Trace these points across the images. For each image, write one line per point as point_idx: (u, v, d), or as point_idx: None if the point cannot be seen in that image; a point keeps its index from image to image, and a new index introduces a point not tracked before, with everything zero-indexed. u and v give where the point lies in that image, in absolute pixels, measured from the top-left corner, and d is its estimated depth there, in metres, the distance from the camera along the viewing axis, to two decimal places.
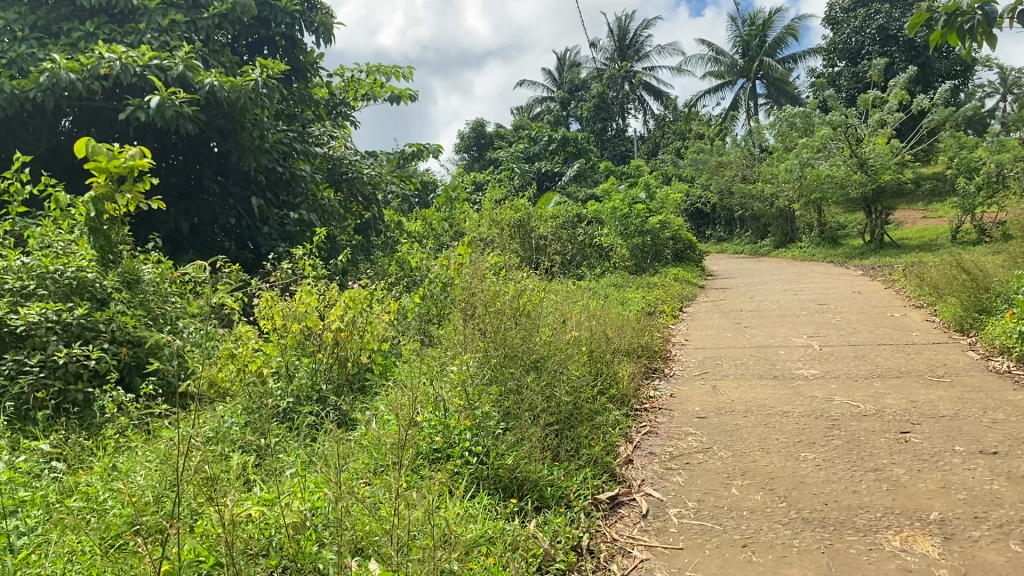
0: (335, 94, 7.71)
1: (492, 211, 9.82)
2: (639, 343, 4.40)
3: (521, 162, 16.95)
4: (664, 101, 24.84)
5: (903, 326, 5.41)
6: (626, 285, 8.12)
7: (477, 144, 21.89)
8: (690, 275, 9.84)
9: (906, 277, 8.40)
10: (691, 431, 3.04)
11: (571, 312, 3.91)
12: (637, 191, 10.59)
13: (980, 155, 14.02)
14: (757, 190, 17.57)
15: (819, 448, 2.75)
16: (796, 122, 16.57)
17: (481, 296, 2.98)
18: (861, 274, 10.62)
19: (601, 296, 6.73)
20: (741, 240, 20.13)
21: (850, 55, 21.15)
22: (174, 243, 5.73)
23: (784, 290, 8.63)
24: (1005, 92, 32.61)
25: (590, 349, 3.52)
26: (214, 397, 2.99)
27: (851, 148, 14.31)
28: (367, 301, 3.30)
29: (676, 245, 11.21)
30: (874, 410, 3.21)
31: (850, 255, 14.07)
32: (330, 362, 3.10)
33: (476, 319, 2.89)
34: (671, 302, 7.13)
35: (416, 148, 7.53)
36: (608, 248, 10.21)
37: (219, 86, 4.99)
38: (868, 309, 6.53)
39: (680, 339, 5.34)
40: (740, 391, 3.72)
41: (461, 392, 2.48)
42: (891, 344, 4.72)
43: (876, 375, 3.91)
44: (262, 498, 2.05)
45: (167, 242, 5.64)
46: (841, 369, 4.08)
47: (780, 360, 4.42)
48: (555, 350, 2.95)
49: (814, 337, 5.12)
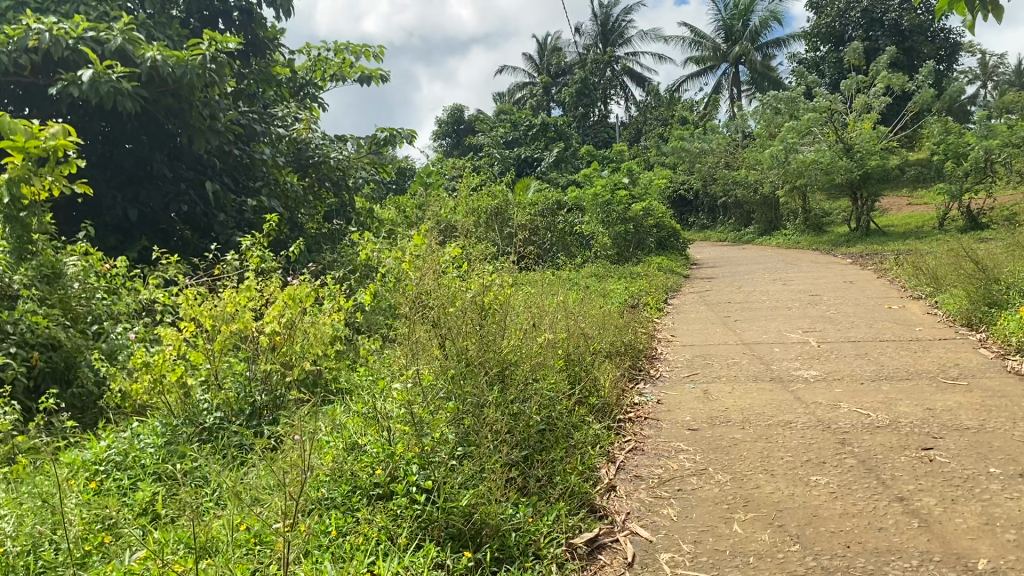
0: (300, 74, 7.25)
1: (468, 198, 9.43)
2: (621, 341, 4.02)
3: (501, 148, 16.60)
4: (646, 87, 24.46)
5: (905, 320, 5.05)
6: (608, 275, 7.77)
7: (457, 129, 21.48)
8: (674, 264, 9.49)
9: (899, 266, 8.06)
10: (682, 447, 2.65)
11: (545, 310, 3.51)
12: (620, 176, 10.20)
13: (968, 141, 13.73)
14: (741, 176, 17.26)
15: (831, 470, 2.38)
16: (781, 106, 16.24)
17: (439, 292, 2.56)
18: (850, 262, 10.31)
19: (581, 289, 6.35)
20: (724, 228, 19.87)
21: (835, 39, 20.76)
22: (123, 232, 5.31)
23: (773, 281, 8.27)
24: (987, 81, 32.41)
25: (568, 352, 3.12)
26: (133, 413, 2.60)
27: (838, 133, 14.04)
28: (310, 297, 2.88)
29: (659, 233, 10.86)
30: (887, 421, 2.84)
31: (836, 243, 13.79)
32: (266, 370, 2.69)
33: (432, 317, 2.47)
34: (654, 294, 6.77)
35: (388, 132, 7.09)
36: (589, 235, 9.83)
37: (162, 59, 4.51)
38: (862, 300, 6.19)
39: (666, 336, 4.94)
40: (739, 398, 3.31)
41: (411, 411, 2.08)
42: (894, 340, 4.36)
43: (883, 376, 3.55)
44: (155, 551, 1.66)
45: (112, 232, 5.22)
46: (845, 370, 3.70)
47: (776, 359, 4.05)
48: (526, 357, 2.55)
49: (810, 332, 4.76)
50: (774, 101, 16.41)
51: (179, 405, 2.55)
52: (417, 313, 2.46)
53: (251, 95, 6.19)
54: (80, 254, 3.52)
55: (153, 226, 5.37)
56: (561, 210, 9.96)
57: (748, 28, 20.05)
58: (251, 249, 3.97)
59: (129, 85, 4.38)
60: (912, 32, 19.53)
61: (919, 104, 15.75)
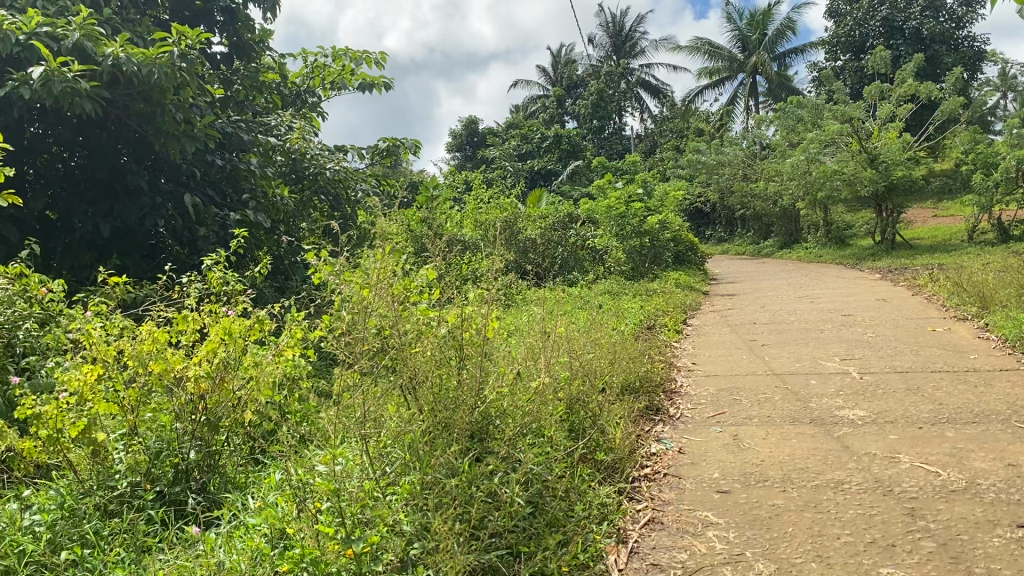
0: (295, 82, 6.81)
1: (476, 212, 8.98)
2: (636, 374, 3.50)
3: (512, 161, 16.23)
4: (661, 98, 23.98)
5: (955, 346, 4.50)
6: (622, 293, 7.27)
7: (469, 142, 21.09)
8: (692, 280, 8.98)
9: (935, 282, 7.52)
10: (710, 518, 2.14)
11: (545, 340, 3.00)
12: (635, 187, 9.71)
13: (998, 150, 13.14)
14: (759, 188, 16.74)
15: (906, 557, 1.84)
16: (802, 116, 15.70)
17: (406, 329, 2.05)
18: (879, 277, 9.74)
19: (593, 311, 5.85)
20: (743, 240, 19.37)
21: (856, 48, 20.18)
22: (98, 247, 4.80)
23: (799, 298, 7.76)
24: (1008, 92, 31.81)
25: (571, 396, 2.61)
26: (35, 478, 2.13)
27: (861, 143, 13.34)
28: (256, 331, 2.38)
29: (677, 246, 10.36)
30: (963, 483, 2.31)
31: (861, 256, 13.23)
32: (197, 424, 2.19)
33: (388, 359, 1.98)
34: (673, 314, 6.26)
35: (389, 142, 6.63)
36: (603, 250, 9.35)
37: (125, 58, 4.01)
38: (900, 321, 5.64)
39: (686, 364, 4.42)
40: (776, 447, 2.78)
41: (342, 501, 1.60)
42: (948, 371, 3.82)
43: (945, 419, 3.01)
44: None
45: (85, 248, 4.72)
46: (898, 410, 3.17)
47: (813, 395, 3.52)
48: (513, 409, 2.06)
49: (849, 361, 4.22)
50: (794, 111, 15.88)
51: (88, 466, 2.07)
52: (363, 352, 1.96)
53: (239, 102, 5.72)
54: (11, 275, 3.02)
55: (128, 241, 4.85)
56: (574, 223, 9.47)
57: (765, 38, 19.50)
58: (213, 269, 3.50)
59: (87, 84, 3.88)
60: (935, 40, 18.91)
61: (945, 113, 15.15)
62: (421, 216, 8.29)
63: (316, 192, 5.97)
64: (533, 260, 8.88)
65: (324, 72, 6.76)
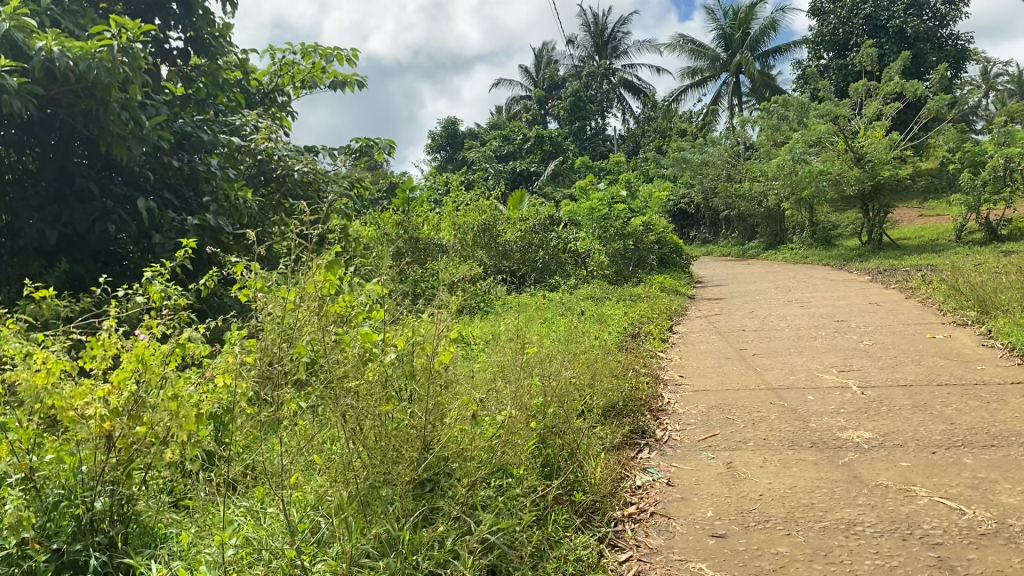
0: (264, 80, 6.44)
1: (453, 215, 8.67)
2: (620, 394, 3.19)
3: (493, 162, 15.93)
4: (644, 98, 23.73)
5: (959, 355, 4.23)
6: (604, 299, 6.98)
7: (450, 143, 20.77)
8: (678, 284, 8.69)
9: (929, 285, 7.26)
10: (705, 570, 1.86)
11: (510, 359, 2.70)
12: (618, 188, 9.41)
13: (986, 148, 12.94)
14: (744, 189, 16.52)
15: None
16: (787, 115, 15.46)
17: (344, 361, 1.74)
18: (869, 279, 9.49)
19: (573, 320, 5.55)
20: (727, 241, 19.15)
21: (839, 47, 20.00)
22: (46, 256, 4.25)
23: (789, 302, 7.49)
24: (990, 91, 31.88)
25: (538, 426, 2.31)
26: None
27: (847, 142, 13.11)
28: (176, 357, 2.04)
29: (662, 248, 10.08)
30: (994, 525, 2.01)
31: (847, 257, 12.99)
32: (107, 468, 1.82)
33: (322, 395, 1.71)
34: (658, 320, 5.96)
35: (363, 142, 6.30)
36: (584, 254, 9.07)
37: (58, 51, 3.61)
38: (895, 327, 5.37)
39: (673, 377, 4.12)
40: (776, 478, 2.49)
41: None
42: (956, 385, 3.53)
43: (960, 442, 2.72)
44: None
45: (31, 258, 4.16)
46: (907, 432, 2.88)
47: (812, 414, 3.23)
48: (470, 454, 1.79)
49: (847, 373, 3.94)
50: (779, 110, 15.67)
51: None
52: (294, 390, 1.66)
53: (199, 101, 5.35)
54: None
55: (80, 249, 4.30)
56: (555, 225, 9.17)
57: (748, 38, 19.27)
58: (152, 280, 3.16)
59: (14, 82, 3.47)
60: (918, 38, 18.76)
61: (931, 112, 14.96)
62: (396, 219, 7.95)
63: (285, 193, 5.64)
64: (512, 265, 8.56)
65: (293, 69, 6.40)
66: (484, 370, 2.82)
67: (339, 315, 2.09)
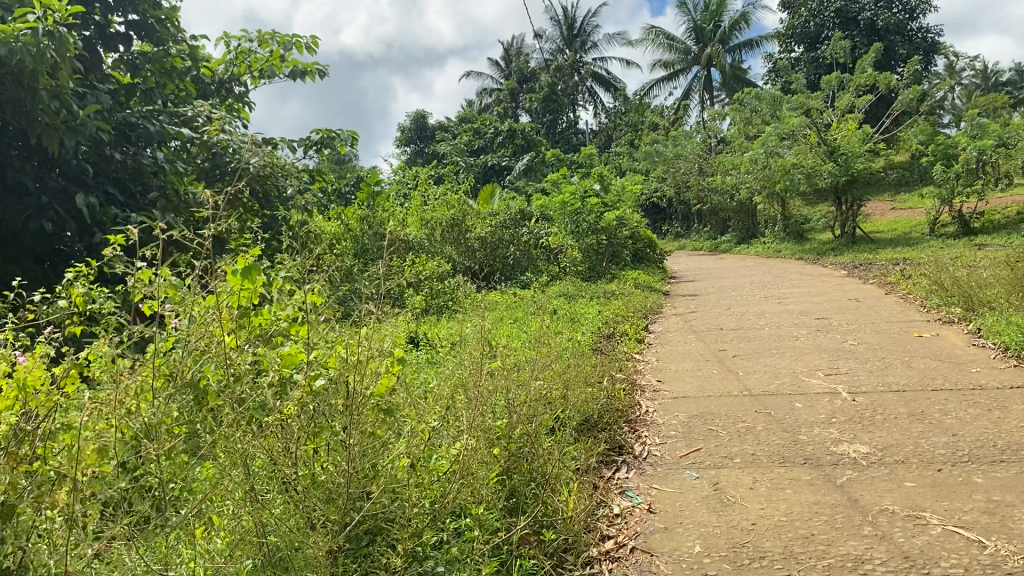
0: (219, 69, 5.93)
1: (421, 210, 8.37)
2: (597, 408, 2.91)
3: (464, 156, 15.61)
4: (615, 92, 23.50)
5: (950, 356, 4.01)
6: (578, 297, 6.72)
7: (420, 136, 20.41)
8: (652, 280, 8.46)
9: (909, 280, 7.07)
10: None
11: (471, 370, 2.43)
12: (591, 181, 9.10)
13: (958, 140, 12.84)
14: (717, 182, 16.35)
15: None
16: (760, 108, 15.28)
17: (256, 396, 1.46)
18: (846, 274, 9.30)
19: (543, 320, 5.29)
20: (700, 236, 18.99)
21: (810, 40, 19.90)
22: None
23: (766, 298, 7.28)
24: (958, 85, 32.02)
25: (503, 450, 2.05)
26: None
27: (820, 134, 12.97)
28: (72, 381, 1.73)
29: (635, 243, 9.85)
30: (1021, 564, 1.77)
31: (822, 251, 12.86)
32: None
33: (231, 438, 1.44)
34: (633, 320, 5.71)
35: (324, 134, 5.96)
36: (557, 249, 8.80)
37: None
38: (879, 325, 5.16)
39: (650, 382, 3.86)
40: (769, 503, 2.23)
41: None
42: (951, 390, 3.31)
43: (966, 457, 2.48)
44: None
45: None
46: (907, 445, 2.64)
47: (800, 424, 2.99)
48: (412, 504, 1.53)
49: (835, 377, 3.70)
50: (751, 103, 15.50)
51: None
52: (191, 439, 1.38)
53: (144, 91, 4.93)
54: None
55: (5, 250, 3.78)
56: (526, 221, 8.91)
57: (719, 30, 19.09)
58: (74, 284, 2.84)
59: None
60: (889, 31, 18.68)
61: (903, 104, 14.85)
62: (360, 215, 7.63)
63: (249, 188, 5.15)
64: (482, 262, 8.28)
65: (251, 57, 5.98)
66: (443, 383, 2.58)
67: (263, 328, 1.81)
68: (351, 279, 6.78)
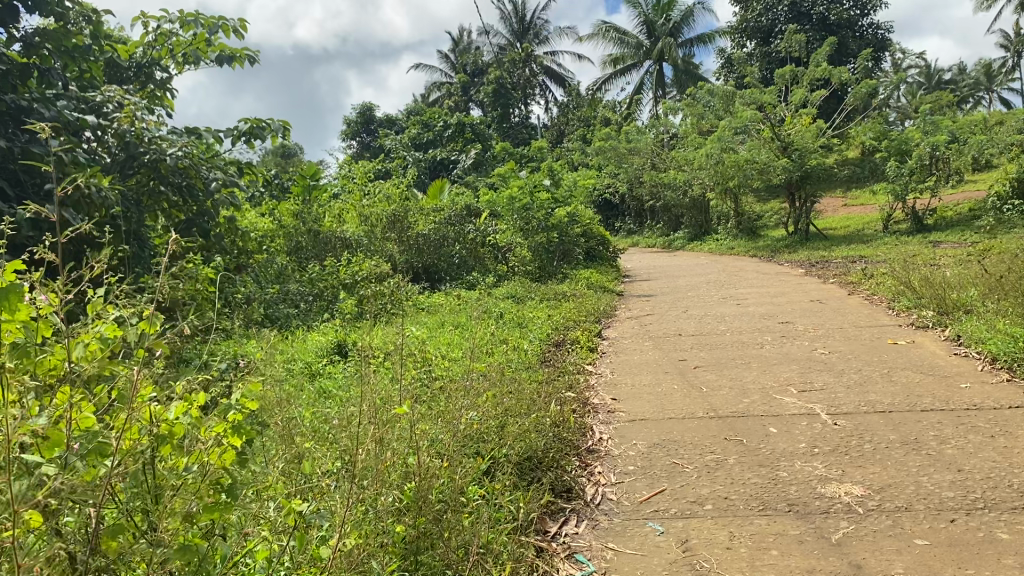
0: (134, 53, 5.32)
1: (359, 206, 7.82)
2: (543, 445, 2.42)
3: (412, 150, 15.02)
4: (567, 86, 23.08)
5: (931, 367, 3.63)
6: (526, 299, 6.25)
7: (367, 129, 19.73)
8: (605, 280, 8.02)
9: (872, 280, 6.74)
10: None
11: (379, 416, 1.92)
12: (541, 176, 8.62)
13: (911, 136, 12.61)
14: (669, 178, 16.02)
15: None
16: (713, 102, 14.92)
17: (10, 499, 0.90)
18: (804, 272, 8.96)
19: (488, 327, 4.80)
20: (653, 232, 18.63)
21: (763, 34, 19.68)
22: None
23: (725, 298, 6.90)
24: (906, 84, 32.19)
25: (412, 532, 1.55)
26: None
27: (773, 130, 12.59)
28: None
29: (587, 240, 9.42)
30: None
31: (776, 248, 12.57)
32: None
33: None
34: (586, 325, 5.25)
35: (253, 125, 5.43)
36: (505, 247, 8.32)
37: None
38: (849, 331, 4.78)
39: (604, 401, 3.40)
40: (751, 572, 1.78)
41: None
42: (943, 411, 2.91)
43: (979, 502, 2.08)
44: None
45: None
46: (907, 485, 2.22)
47: (778, 455, 2.56)
48: None
49: (810, 395, 3.28)
50: (704, 98, 15.16)
51: None
52: None
53: (45, 72, 3.71)
54: None
55: None
56: (472, 218, 8.40)
57: (671, 24, 18.77)
58: None
59: None
60: (840, 26, 18.59)
61: (856, 99, 14.63)
62: (293, 211, 7.03)
63: (156, 180, 4.09)
64: (425, 259, 7.78)
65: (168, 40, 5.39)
66: (346, 425, 2.06)
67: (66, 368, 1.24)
68: (280, 281, 6.21)
